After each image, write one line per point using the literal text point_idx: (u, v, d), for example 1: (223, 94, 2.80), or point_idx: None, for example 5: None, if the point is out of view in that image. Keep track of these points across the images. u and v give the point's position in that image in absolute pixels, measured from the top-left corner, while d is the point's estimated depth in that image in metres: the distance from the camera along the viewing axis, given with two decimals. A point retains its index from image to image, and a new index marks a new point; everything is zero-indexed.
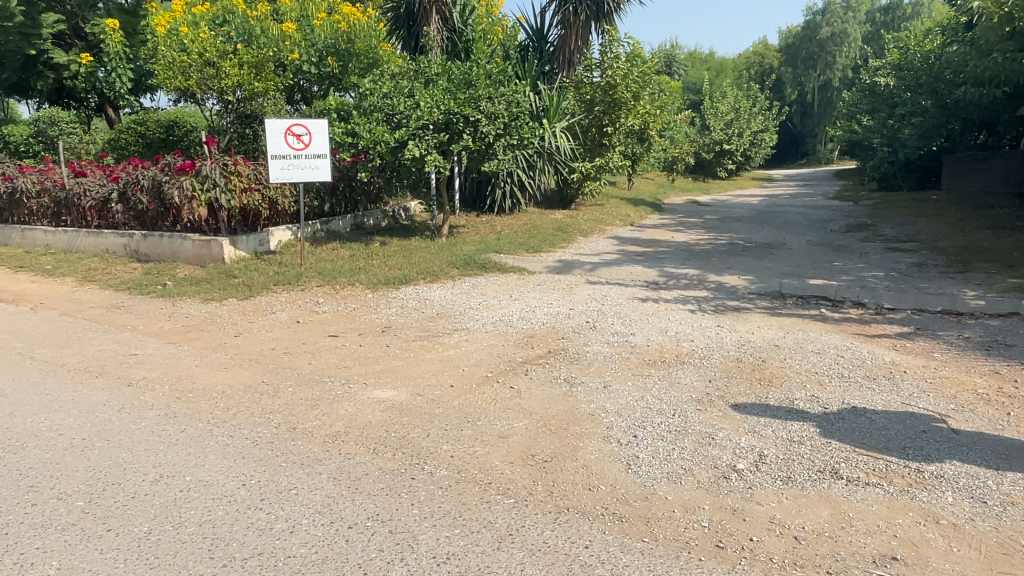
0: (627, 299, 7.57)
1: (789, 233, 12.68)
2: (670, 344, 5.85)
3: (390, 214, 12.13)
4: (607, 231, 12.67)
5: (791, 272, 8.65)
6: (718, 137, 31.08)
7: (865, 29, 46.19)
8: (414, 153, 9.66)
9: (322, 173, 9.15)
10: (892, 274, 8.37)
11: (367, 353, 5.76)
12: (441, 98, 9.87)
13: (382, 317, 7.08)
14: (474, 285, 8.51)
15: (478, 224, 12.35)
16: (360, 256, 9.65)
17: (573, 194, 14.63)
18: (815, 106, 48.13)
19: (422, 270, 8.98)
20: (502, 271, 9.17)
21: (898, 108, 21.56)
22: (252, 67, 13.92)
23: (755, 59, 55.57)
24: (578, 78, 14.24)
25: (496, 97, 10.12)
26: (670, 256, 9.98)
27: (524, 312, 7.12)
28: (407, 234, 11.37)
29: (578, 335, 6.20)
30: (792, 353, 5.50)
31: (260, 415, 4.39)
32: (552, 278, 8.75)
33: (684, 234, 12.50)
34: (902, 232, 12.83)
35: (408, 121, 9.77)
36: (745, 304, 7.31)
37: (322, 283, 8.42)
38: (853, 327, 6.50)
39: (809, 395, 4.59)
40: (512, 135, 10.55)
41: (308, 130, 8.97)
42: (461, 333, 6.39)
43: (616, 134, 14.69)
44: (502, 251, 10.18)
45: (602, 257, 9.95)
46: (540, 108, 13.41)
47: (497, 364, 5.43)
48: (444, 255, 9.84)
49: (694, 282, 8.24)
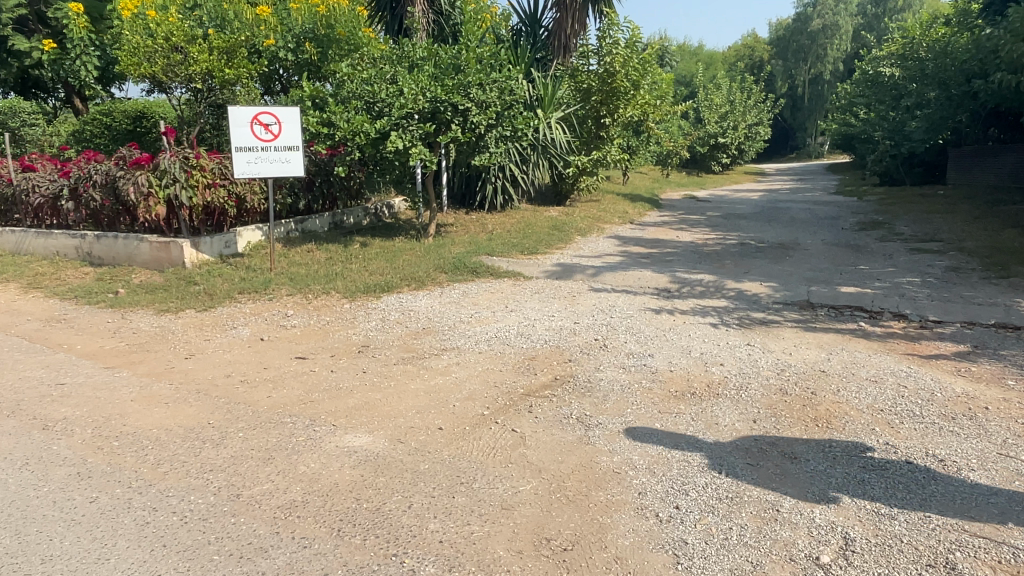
0: (639, 310, 6.68)
1: (801, 232, 11.84)
2: (698, 369, 4.98)
3: (372, 212, 11.20)
4: (606, 230, 11.79)
5: (817, 278, 7.79)
6: (712, 131, 30.22)
7: (856, 23, 44.92)
8: (398, 145, 8.69)
9: (294, 168, 8.19)
10: (930, 280, 7.53)
11: (339, 383, 4.83)
12: (426, 85, 8.91)
13: (358, 334, 6.14)
14: (466, 293, 7.60)
15: (468, 222, 11.43)
16: (338, 259, 8.73)
17: (568, 190, 13.73)
18: (807, 100, 47.32)
19: (407, 276, 8.06)
20: (495, 277, 8.27)
21: (904, 100, 20.76)
22: (223, 53, 12.91)
23: (746, 51, 54.75)
24: (573, 66, 13.43)
25: (488, 84, 9.20)
26: (679, 258, 9.10)
27: (522, 327, 6.20)
28: (390, 234, 10.45)
29: (587, 358, 5.30)
30: (844, 382, 4.63)
31: (196, 475, 3.48)
32: (551, 285, 7.86)
33: (689, 233, 11.64)
34: (920, 230, 12.02)
35: (391, 110, 8.80)
36: (772, 317, 6.44)
37: (293, 291, 7.48)
38: (902, 345, 5.65)
39: (883, 442, 3.70)
40: (506, 126, 9.63)
41: (277, 119, 8.02)
42: (450, 354, 5.48)
43: (614, 126, 13.83)
44: (495, 252, 9.28)
45: (604, 260, 9.07)
46: (534, 98, 12.54)
47: (494, 397, 4.53)
48: (431, 257, 8.93)
49: (711, 290, 7.36)
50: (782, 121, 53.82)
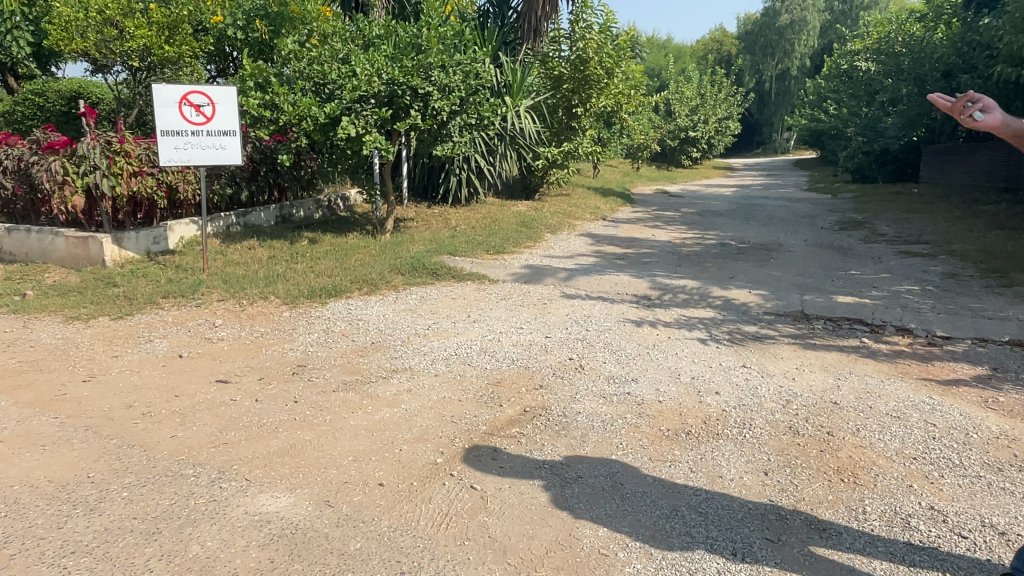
0: (617, 322, 5.94)
1: (781, 231, 11.25)
2: (689, 399, 4.26)
3: (325, 205, 10.28)
4: (577, 226, 11.06)
5: (809, 285, 7.14)
6: (683, 124, 29.67)
7: (823, 18, 45.12)
8: (350, 132, 7.81)
9: (231, 155, 7.27)
10: (929, 288, 6.93)
11: (263, 419, 3.99)
12: (382, 66, 8.04)
13: (295, 350, 5.29)
14: (423, 299, 6.79)
15: (429, 217, 10.58)
16: (283, 258, 7.84)
17: (537, 183, 12.96)
18: (773, 95, 47.11)
19: (358, 278, 7.22)
20: (457, 280, 7.47)
21: (879, 96, 20.38)
22: (164, 29, 11.84)
23: (714, 46, 54.54)
24: (544, 52, 12.61)
25: (451, 66, 8.36)
26: (657, 260, 8.40)
27: (486, 343, 5.40)
28: (344, 229, 9.56)
29: (561, 384, 4.53)
30: (863, 418, 3.93)
31: (52, 561, 2.65)
32: (519, 290, 7.09)
33: (665, 231, 10.97)
34: (903, 231, 11.52)
35: (342, 92, 7.91)
36: (766, 332, 5.75)
37: (226, 295, 6.59)
38: (914, 367, 5.01)
39: (926, 507, 3.00)
40: (471, 113, 8.83)
41: (209, 99, 7.10)
42: (400, 378, 4.65)
43: (586, 116, 13.07)
44: (457, 251, 8.46)
45: (576, 261, 8.32)
46: (502, 84, 11.76)
47: (450, 437, 3.74)
48: (387, 256, 8.08)
49: (695, 298, 6.65)
50: (749, 116, 53.75)
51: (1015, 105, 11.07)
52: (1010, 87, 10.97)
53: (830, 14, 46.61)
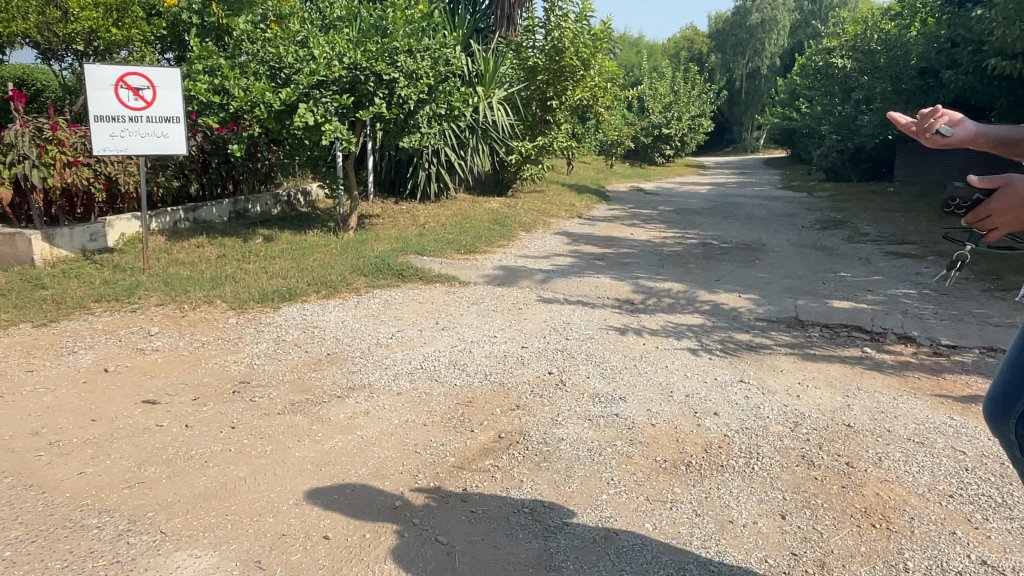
0: (599, 331, 5.43)
1: (763, 231, 10.86)
2: (684, 420, 3.76)
3: (284, 199, 9.62)
4: (552, 225, 10.56)
5: (800, 288, 6.71)
6: (656, 121, 29.35)
7: (793, 18, 45.41)
8: (308, 121, 7.19)
9: (175, 144, 6.65)
10: (926, 291, 6.55)
11: (192, 451, 3.41)
12: (343, 49, 7.44)
13: (239, 363, 4.69)
14: (387, 304, 6.21)
15: (396, 214, 9.99)
16: (233, 257, 7.19)
17: (510, 179, 12.43)
18: (743, 94, 47.16)
19: (315, 280, 6.61)
20: (424, 282, 6.91)
21: (854, 93, 20.23)
22: (112, 11, 11.08)
23: (684, 44, 54.55)
24: (517, 41, 12.14)
25: (418, 51, 7.78)
26: (638, 261, 7.92)
27: (455, 354, 4.85)
28: (303, 227, 8.92)
29: (540, 404, 3.99)
30: (884, 445, 3.47)
31: None
32: (491, 294, 6.55)
33: (644, 229, 10.51)
34: (886, 230, 11.22)
35: (299, 77, 7.30)
36: (761, 341, 5.28)
37: (165, 299, 5.96)
38: (924, 381, 4.58)
39: (977, 561, 2.53)
40: (440, 103, 8.26)
41: (149, 82, 6.47)
42: (356, 397, 4.08)
43: (561, 109, 12.57)
44: (425, 251, 7.89)
45: (553, 262, 7.80)
46: (473, 74, 11.22)
47: (411, 473, 3.18)
48: (348, 256, 7.47)
49: (681, 303, 6.17)
50: (720, 115, 53.84)
51: (999, 102, 10.82)
52: (995, 84, 10.70)
53: (799, 14, 46.99)
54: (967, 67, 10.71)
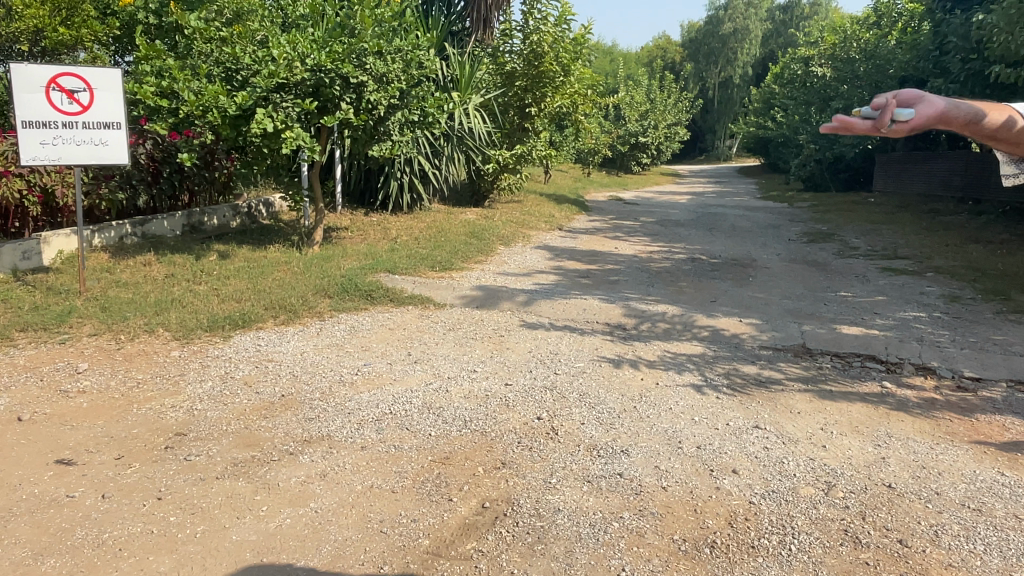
0: (590, 363, 4.87)
1: (751, 244, 10.42)
2: (698, 480, 3.22)
3: (244, 211, 8.95)
4: (532, 237, 10.02)
5: (803, 310, 6.22)
6: (632, 129, 28.95)
7: (765, 27, 45.46)
8: (267, 127, 6.55)
9: (117, 153, 5.99)
10: (937, 314, 6.10)
11: (105, 534, 2.79)
12: (306, 50, 6.82)
13: (177, 411, 4.06)
14: (353, 331, 5.60)
15: (366, 226, 9.37)
16: (184, 278, 6.54)
17: (487, 189, 11.88)
18: (716, 103, 47.18)
19: (274, 303, 5.98)
20: (395, 304, 6.30)
21: (834, 102, 20.10)
22: (61, 9, 10.16)
23: (657, 53, 54.55)
24: (494, 46, 11.62)
25: (388, 53, 7.19)
26: (625, 279, 7.38)
27: (429, 395, 4.25)
28: (264, 241, 8.27)
29: (529, 460, 3.41)
30: (937, 515, 2.96)
31: None
32: (470, 319, 5.96)
33: (628, 243, 10.01)
34: (876, 243, 10.86)
35: (257, 79, 6.66)
36: (769, 374, 4.76)
37: (100, 329, 5.29)
38: (958, 423, 4.10)
39: None
40: (412, 109, 7.67)
41: (86, 85, 5.78)
42: (312, 453, 3.48)
43: (540, 116, 12.06)
44: (397, 268, 7.28)
45: (535, 280, 7.24)
46: (447, 79, 10.66)
47: (376, 563, 2.59)
48: (312, 274, 6.85)
49: (677, 328, 5.64)
50: (693, 124, 53.89)
51: None
52: (987, 93, 10.43)
53: (771, 24, 47.18)
54: (959, 75, 10.44)
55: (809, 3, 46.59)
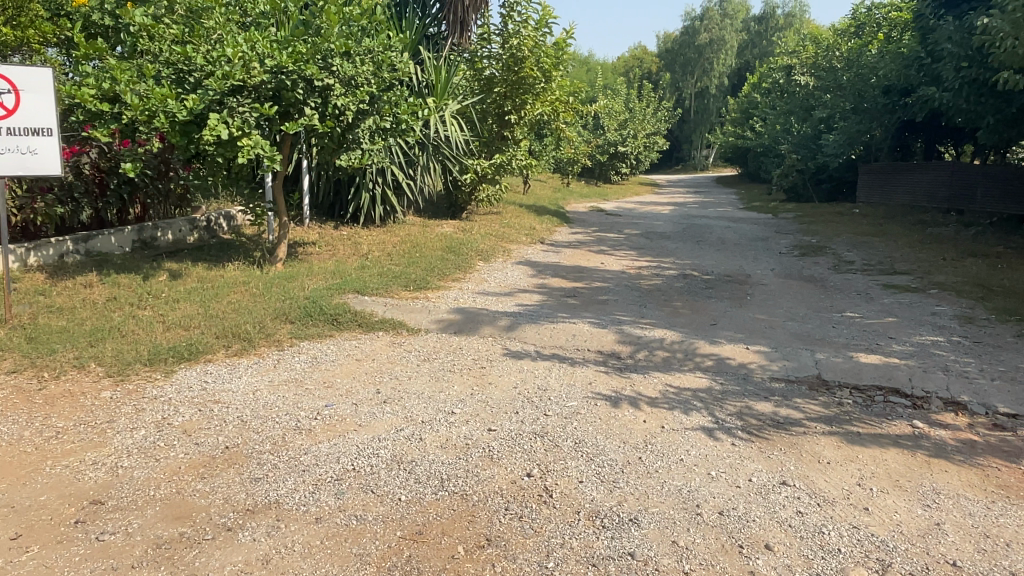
0: (585, 401, 4.26)
1: (743, 258, 9.94)
2: (729, 563, 2.64)
3: (202, 225, 8.26)
4: (513, 252, 9.45)
5: (811, 334, 5.70)
6: (611, 139, 28.53)
7: (740, 38, 45.38)
8: (221, 134, 5.90)
9: (49, 163, 5.31)
10: (956, 338, 5.62)
11: None
12: (265, 50, 6.19)
13: (98, 471, 3.40)
14: (315, 363, 4.97)
15: (335, 241, 8.72)
16: (127, 302, 5.87)
17: (464, 200, 11.31)
18: (693, 113, 47.03)
19: (225, 331, 5.34)
20: (364, 330, 5.68)
21: (818, 111, 19.98)
22: (4, 8, 8.71)
23: (633, 62, 54.43)
24: (472, 50, 11.07)
25: (357, 54, 6.61)
26: (616, 299, 6.82)
27: (399, 445, 3.63)
28: (222, 259, 7.60)
29: (521, 534, 2.82)
30: None
31: None
32: (447, 347, 5.35)
33: (615, 257, 9.47)
34: (870, 256, 10.44)
35: (209, 81, 6.01)
36: (787, 413, 4.21)
37: (22, 364, 4.61)
38: (1007, 472, 3.58)
39: None
40: (384, 115, 7.09)
41: (10, 86, 5.12)
42: (254, 529, 2.86)
43: (520, 124, 11.53)
44: (367, 287, 6.65)
45: (518, 300, 6.66)
46: (422, 84, 10.08)
47: None
48: (272, 296, 6.20)
49: (678, 357, 5.08)
50: (670, 134, 53.76)
51: (986, 121, 10.36)
52: (981, 102, 10.17)
53: (746, 34, 47.14)
54: (953, 84, 10.16)
55: (784, 14, 46.65)
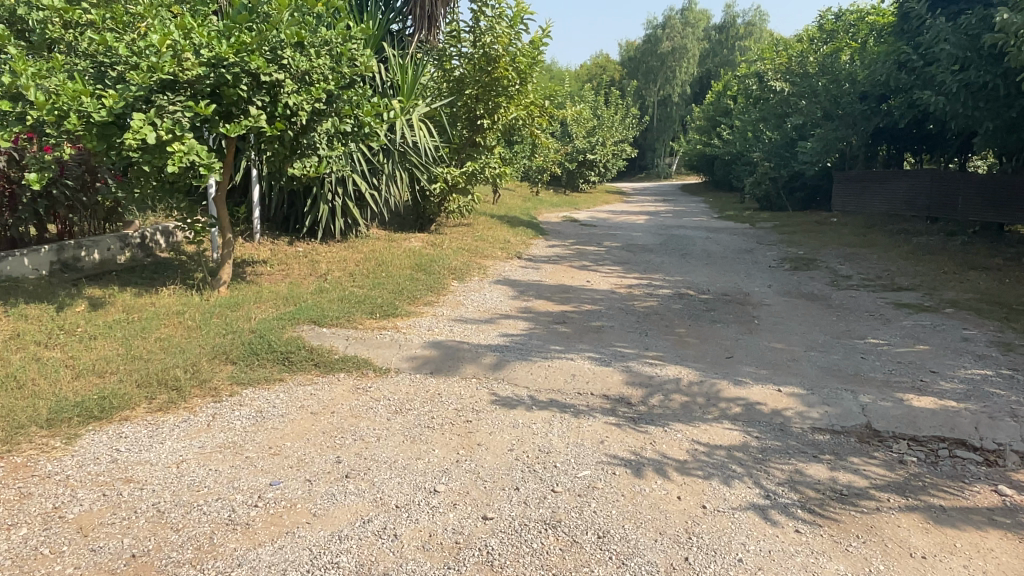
0: (601, 469, 3.41)
1: (736, 274, 9.23)
2: None
3: (135, 242, 7.22)
4: (489, 269, 8.58)
5: (845, 368, 4.94)
6: (580, 146, 27.89)
7: (702, 46, 45.36)
8: (147, 137, 4.93)
9: None
10: (1006, 372, 4.92)
11: None
12: (202, 38, 5.25)
13: None
14: (259, 419, 4.02)
15: (290, 259, 7.76)
16: (31, 340, 4.84)
17: (433, 212, 10.43)
18: (656, 121, 46.81)
19: (149, 378, 4.37)
20: (322, 370, 4.76)
21: (792, 118, 19.56)
22: None
23: (597, 70, 54.15)
24: (440, 49, 10.24)
25: (312, 45, 5.72)
26: (612, 326, 5.99)
27: (368, 548, 2.73)
28: (157, 282, 6.59)
29: None
30: None
31: None
32: (422, 393, 4.45)
33: (600, 274, 8.66)
34: (867, 270, 9.83)
35: (132, 74, 5.04)
36: (849, 481, 3.41)
37: None
38: None
39: None
40: (343, 117, 6.19)
41: None
42: None
43: (491, 130, 10.71)
44: (325, 316, 5.72)
45: (501, 329, 5.79)
46: (386, 84, 9.21)
47: None
48: (211, 329, 5.24)
49: (699, 404, 4.26)
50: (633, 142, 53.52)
51: (984, 127, 9.86)
52: (980, 106, 9.67)
53: (708, 42, 47.18)
54: (950, 87, 9.66)
55: (744, 24, 46.81)
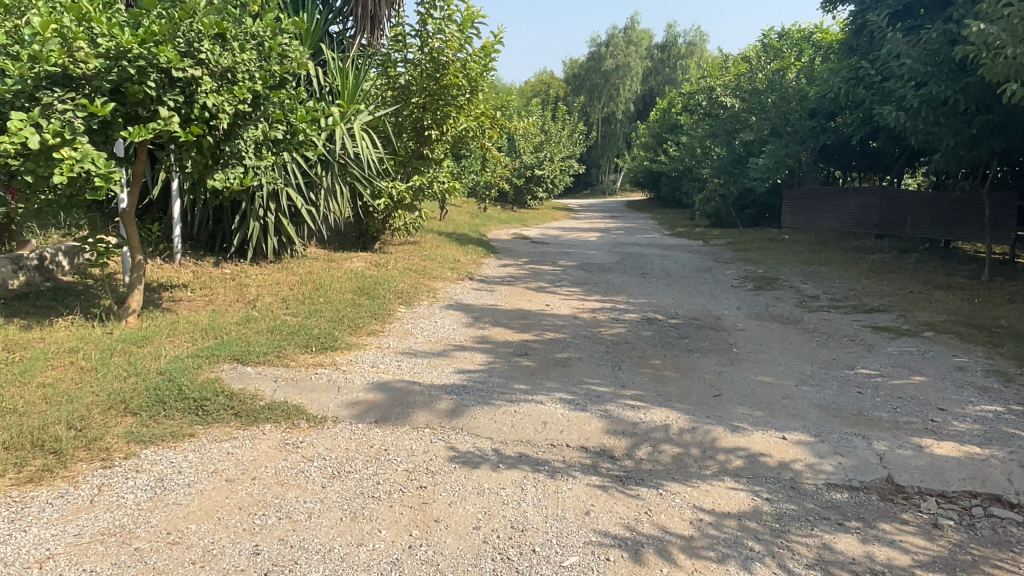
0: (591, 553, 2.74)
1: (701, 295, 8.75)
2: None
3: (31, 264, 6.25)
4: (439, 291, 7.86)
5: (848, 407, 4.39)
6: (528, 162, 27.43)
7: (645, 64, 45.61)
8: (27, 141, 4.09)
9: None
10: (1016, 407, 4.46)
11: None
12: (100, 26, 4.45)
13: None
14: (158, 492, 3.20)
15: (215, 282, 6.88)
16: None
17: (377, 229, 9.66)
18: (601, 138, 46.83)
19: (21, 439, 3.50)
20: (243, 422, 3.96)
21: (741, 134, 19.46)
22: None
23: (542, 87, 54.08)
24: (385, 54, 9.52)
25: (235, 38, 4.94)
26: (581, 359, 5.35)
27: None
28: (54, 311, 5.66)
29: None
30: None
31: None
32: (365, 450, 3.70)
33: (560, 296, 8.02)
34: (832, 290, 9.48)
35: (10, 66, 4.20)
36: (888, 557, 2.82)
37: None
38: None
39: None
40: (274, 122, 5.42)
41: None
42: None
43: (439, 142, 10.03)
44: (251, 353, 4.90)
45: (457, 365, 5.08)
46: (325, 90, 8.43)
47: None
48: (109, 371, 4.37)
49: (695, 457, 3.64)
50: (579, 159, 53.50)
51: (945, 143, 9.63)
52: (941, 123, 9.44)
53: (650, 61, 47.51)
54: (911, 103, 9.41)
55: (685, 43, 47.33)
